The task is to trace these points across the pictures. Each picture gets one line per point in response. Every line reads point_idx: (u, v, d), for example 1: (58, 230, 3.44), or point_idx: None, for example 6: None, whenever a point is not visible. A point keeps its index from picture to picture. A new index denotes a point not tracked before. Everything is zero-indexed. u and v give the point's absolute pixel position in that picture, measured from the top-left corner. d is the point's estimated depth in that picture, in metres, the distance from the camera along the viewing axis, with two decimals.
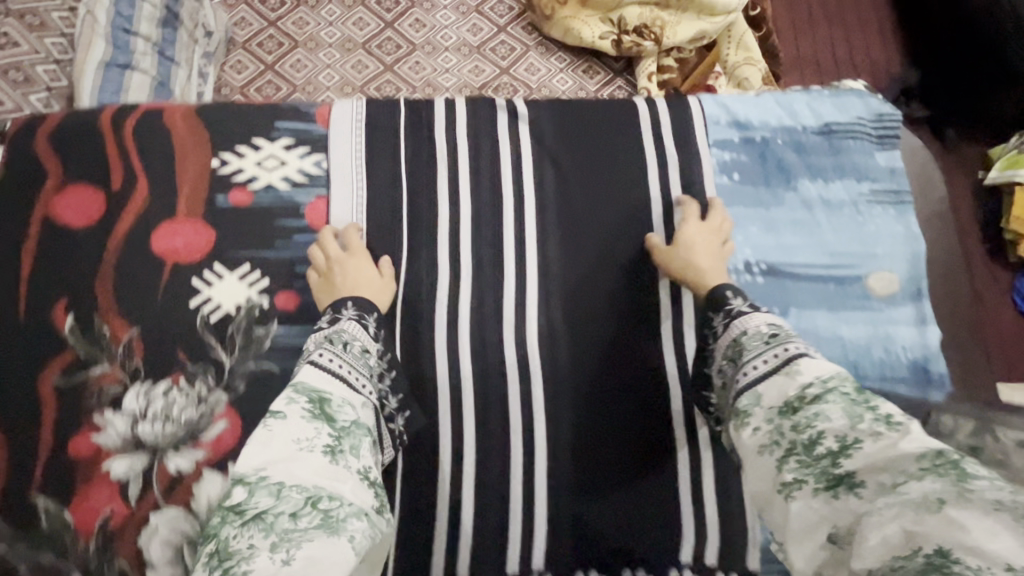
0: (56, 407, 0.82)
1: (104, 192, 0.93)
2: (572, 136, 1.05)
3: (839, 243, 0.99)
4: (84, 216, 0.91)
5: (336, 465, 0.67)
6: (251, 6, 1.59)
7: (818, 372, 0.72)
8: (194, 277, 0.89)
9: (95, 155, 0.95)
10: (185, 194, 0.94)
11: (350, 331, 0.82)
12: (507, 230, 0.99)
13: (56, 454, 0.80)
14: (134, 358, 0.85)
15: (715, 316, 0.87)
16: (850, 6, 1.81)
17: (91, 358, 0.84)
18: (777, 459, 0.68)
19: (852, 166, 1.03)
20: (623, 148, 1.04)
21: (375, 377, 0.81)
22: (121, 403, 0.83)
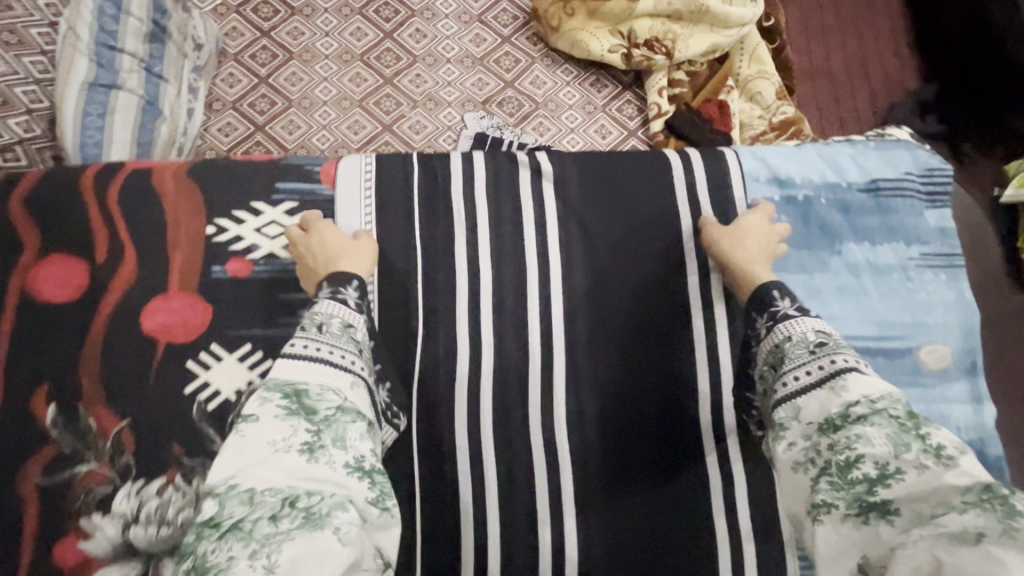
0: (38, 510, 0.76)
1: (87, 264, 0.87)
2: (600, 179, 0.99)
3: (888, 313, 0.95)
4: (66, 291, 0.85)
5: (317, 463, 0.63)
6: (243, 15, 1.51)
7: (865, 391, 0.70)
8: (196, 357, 0.84)
9: (78, 221, 0.89)
10: (178, 266, 0.88)
11: (325, 311, 0.78)
12: (521, 272, 0.95)
13: (40, 562, 0.75)
14: (124, 453, 0.79)
15: (759, 315, 0.84)
16: (865, 14, 1.76)
17: (76, 454, 0.78)
18: (810, 478, 0.69)
19: (901, 226, 0.99)
20: (654, 186, 0.99)
21: (362, 352, 0.79)
22: (109, 505, 0.77)
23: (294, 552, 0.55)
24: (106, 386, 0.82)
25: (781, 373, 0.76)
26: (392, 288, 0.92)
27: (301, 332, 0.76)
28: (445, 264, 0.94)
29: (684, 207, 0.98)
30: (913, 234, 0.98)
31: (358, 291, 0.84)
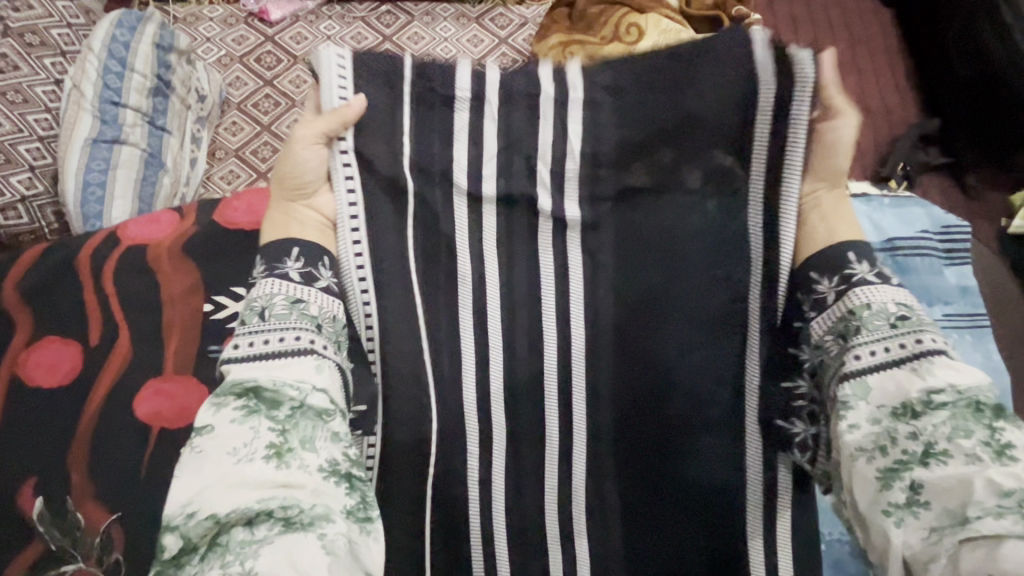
0: None
1: (80, 346, 0.85)
2: (635, 108, 0.69)
3: None
4: (57, 373, 0.84)
5: (284, 468, 0.57)
6: (247, 65, 1.53)
7: (953, 377, 0.59)
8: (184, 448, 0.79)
9: (74, 304, 0.88)
10: (174, 345, 0.86)
11: (263, 290, 0.67)
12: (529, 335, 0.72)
13: None
14: (113, 550, 0.74)
15: (823, 276, 0.66)
16: (863, 51, 1.78)
17: (65, 549, 0.75)
18: (878, 467, 0.59)
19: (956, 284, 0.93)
20: (709, 91, 0.65)
21: (323, 322, 0.67)
22: None
23: (273, 559, 0.53)
24: (105, 450, 0.79)
25: (850, 345, 0.63)
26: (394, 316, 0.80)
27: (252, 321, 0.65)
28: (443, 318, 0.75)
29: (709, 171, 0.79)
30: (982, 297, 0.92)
31: (310, 266, 0.69)
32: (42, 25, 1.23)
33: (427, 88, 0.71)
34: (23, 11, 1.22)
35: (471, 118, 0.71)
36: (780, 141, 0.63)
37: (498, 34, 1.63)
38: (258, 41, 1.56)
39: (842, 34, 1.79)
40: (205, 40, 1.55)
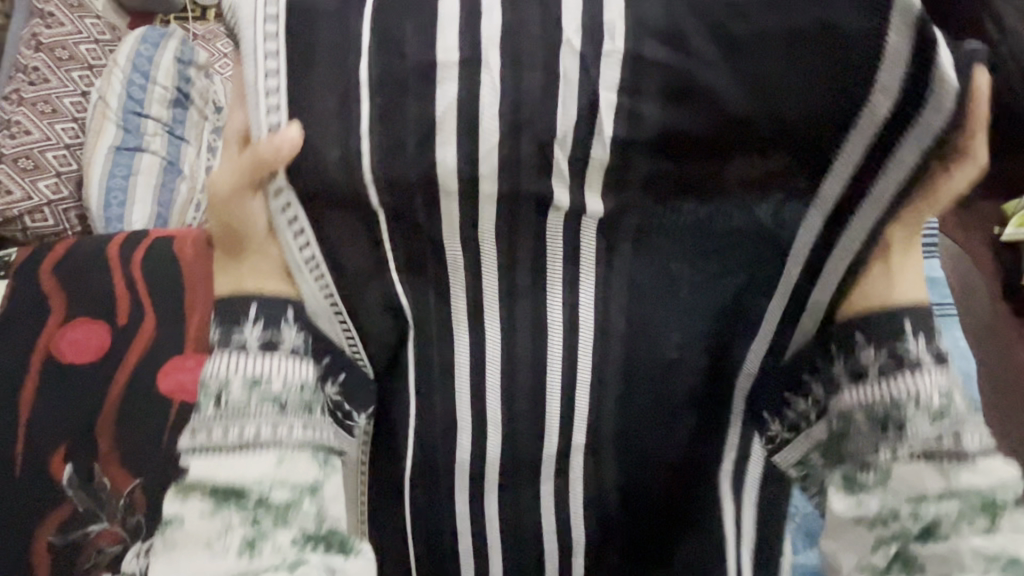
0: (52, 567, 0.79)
1: (109, 325, 0.89)
2: (687, 90, 0.48)
3: None
4: (88, 351, 0.88)
5: (258, 561, 0.49)
6: None
7: (976, 478, 0.49)
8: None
9: (103, 285, 0.92)
10: (194, 327, 0.90)
11: (212, 373, 0.51)
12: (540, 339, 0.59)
13: None
14: (135, 512, 0.81)
15: (869, 344, 0.51)
16: None
17: (90, 514, 0.81)
18: (872, 543, 0.51)
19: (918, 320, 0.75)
20: (799, 74, 0.46)
21: (294, 395, 0.52)
22: (120, 563, 0.79)
23: None
24: (128, 431, 0.84)
25: (887, 433, 0.50)
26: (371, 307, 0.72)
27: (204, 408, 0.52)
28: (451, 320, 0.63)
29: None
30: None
31: (272, 328, 0.52)
32: (71, 40, 1.31)
33: (398, 50, 0.48)
34: (54, 28, 1.30)
35: (462, 89, 0.49)
36: (873, 169, 0.47)
37: None
38: None
39: None
40: (222, 56, 1.62)
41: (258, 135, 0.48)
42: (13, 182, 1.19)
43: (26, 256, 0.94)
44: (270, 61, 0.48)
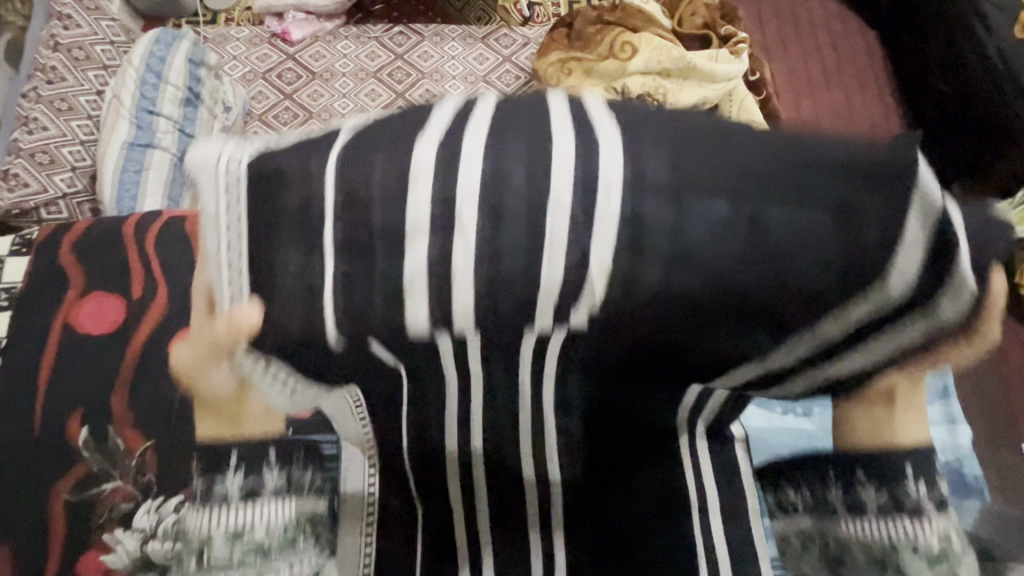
0: (65, 526, 0.79)
1: (125, 298, 0.91)
2: (697, 256, 0.43)
3: None
4: (104, 322, 0.89)
5: None
6: (269, 81, 1.65)
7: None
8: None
9: (120, 262, 0.94)
10: None
11: (194, 525, 0.55)
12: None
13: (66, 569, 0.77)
14: (147, 472, 0.82)
15: (865, 475, 0.54)
16: (849, 68, 1.86)
17: (103, 473, 0.81)
18: None
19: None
20: (819, 242, 0.42)
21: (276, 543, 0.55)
22: (132, 521, 0.79)
23: None
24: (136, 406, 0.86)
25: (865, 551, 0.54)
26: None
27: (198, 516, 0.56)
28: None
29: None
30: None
31: (253, 477, 0.54)
32: (87, 41, 1.36)
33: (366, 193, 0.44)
34: (72, 29, 1.36)
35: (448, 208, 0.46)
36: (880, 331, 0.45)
37: (502, 53, 1.76)
38: (280, 58, 1.70)
39: (829, 57, 1.87)
40: (231, 58, 1.68)
41: (220, 303, 0.46)
42: (28, 174, 1.22)
43: (48, 234, 0.96)
44: (233, 230, 0.45)
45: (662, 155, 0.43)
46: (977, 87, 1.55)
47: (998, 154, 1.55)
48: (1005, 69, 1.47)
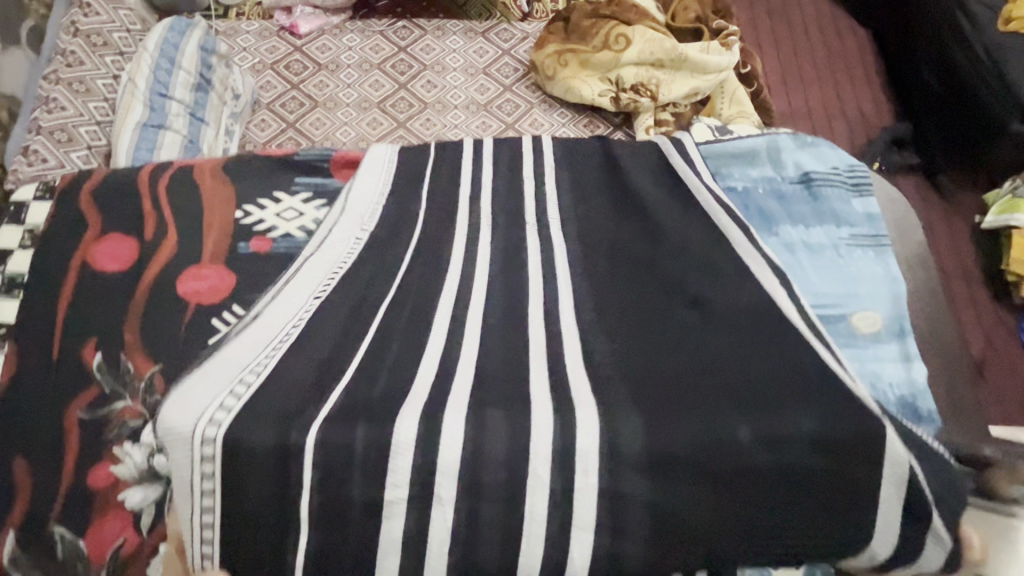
0: (77, 450, 0.59)
1: (132, 215, 0.69)
2: (684, 497, 0.48)
3: (825, 281, 0.68)
4: (117, 243, 0.68)
5: None
6: (277, 72, 1.72)
7: None
8: (216, 317, 0.64)
9: (121, 180, 0.71)
10: (212, 231, 0.68)
11: None
12: (511, 268, 0.67)
13: (33, 510, 0.57)
14: (159, 391, 0.61)
15: None
16: (840, 63, 1.89)
17: (113, 395, 0.61)
18: None
19: (851, 293, 0.68)
20: (794, 487, 0.49)
21: None
22: (140, 438, 0.60)
23: None
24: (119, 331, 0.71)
25: None
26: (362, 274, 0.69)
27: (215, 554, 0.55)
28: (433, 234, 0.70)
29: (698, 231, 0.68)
30: (897, 320, 0.66)
31: None
32: (104, 29, 1.43)
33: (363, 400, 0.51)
34: (91, 17, 1.43)
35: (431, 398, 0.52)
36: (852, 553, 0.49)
37: (502, 47, 1.81)
38: (288, 50, 1.76)
39: (821, 54, 1.90)
40: (241, 49, 1.75)
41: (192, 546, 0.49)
42: (46, 150, 1.27)
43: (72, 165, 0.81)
44: (207, 479, 0.49)
45: (638, 426, 0.50)
46: (964, 78, 1.58)
47: (987, 146, 1.58)
48: (995, 60, 1.50)
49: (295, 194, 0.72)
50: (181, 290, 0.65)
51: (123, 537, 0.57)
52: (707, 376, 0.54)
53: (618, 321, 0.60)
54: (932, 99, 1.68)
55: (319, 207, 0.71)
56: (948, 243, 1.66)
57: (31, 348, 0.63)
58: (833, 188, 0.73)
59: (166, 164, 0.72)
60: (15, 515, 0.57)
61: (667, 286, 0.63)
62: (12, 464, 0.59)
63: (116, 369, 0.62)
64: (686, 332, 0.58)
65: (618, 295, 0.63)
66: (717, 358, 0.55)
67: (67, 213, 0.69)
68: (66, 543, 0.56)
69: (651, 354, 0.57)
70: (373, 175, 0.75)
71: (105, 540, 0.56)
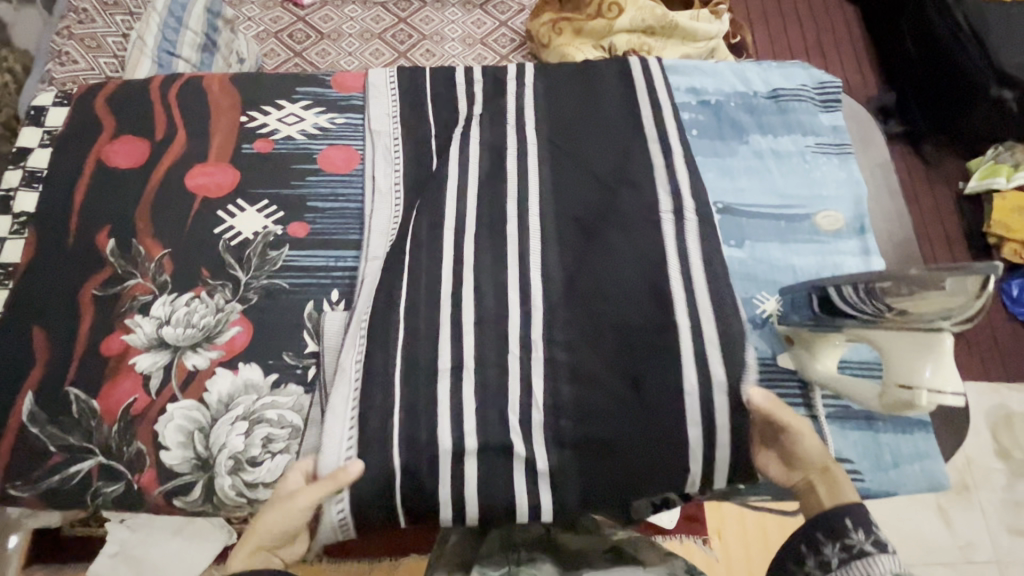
0: (91, 321, 0.64)
1: (142, 119, 0.73)
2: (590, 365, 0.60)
3: (790, 185, 0.73)
4: (129, 144, 0.72)
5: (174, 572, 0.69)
6: (281, 40, 1.78)
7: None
8: (221, 209, 0.69)
9: (133, 89, 0.75)
10: (218, 133, 0.73)
11: (213, 464, 0.59)
12: (498, 163, 0.71)
13: (50, 372, 0.62)
14: (166, 271, 0.66)
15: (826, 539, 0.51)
16: (827, 33, 1.91)
17: (126, 272, 0.66)
18: None
19: (816, 195, 0.72)
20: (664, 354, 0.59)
21: (245, 487, 0.59)
22: (150, 311, 0.64)
23: None
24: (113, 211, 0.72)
25: None
26: (354, 186, 0.72)
27: (215, 418, 0.60)
28: (427, 136, 0.73)
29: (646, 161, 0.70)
30: (858, 219, 0.71)
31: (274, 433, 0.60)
32: None
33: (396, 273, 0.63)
34: None
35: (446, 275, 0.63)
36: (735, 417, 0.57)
37: (499, 18, 1.86)
38: (291, 20, 1.81)
39: (809, 25, 1.92)
40: (246, 19, 1.81)
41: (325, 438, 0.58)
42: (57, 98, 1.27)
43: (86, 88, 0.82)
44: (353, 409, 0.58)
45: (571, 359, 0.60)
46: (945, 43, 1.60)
47: (966, 111, 1.61)
48: (976, 24, 1.52)
49: (296, 101, 0.75)
50: (189, 184, 0.70)
51: (131, 396, 0.61)
52: (655, 329, 0.60)
53: (568, 253, 0.65)
54: (916, 64, 1.71)
55: (319, 113, 0.75)
56: (932, 209, 1.70)
57: (47, 232, 0.68)
58: (801, 102, 0.77)
59: (174, 75, 0.77)
60: (32, 377, 0.62)
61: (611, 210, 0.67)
62: (31, 332, 0.63)
63: (128, 252, 0.67)
64: (607, 253, 0.65)
65: (566, 225, 0.67)
66: (663, 308, 0.61)
67: (85, 117, 0.74)
68: (80, 402, 0.61)
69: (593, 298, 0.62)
70: (379, 87, 0.76)
71: (117, 399, 0.61)
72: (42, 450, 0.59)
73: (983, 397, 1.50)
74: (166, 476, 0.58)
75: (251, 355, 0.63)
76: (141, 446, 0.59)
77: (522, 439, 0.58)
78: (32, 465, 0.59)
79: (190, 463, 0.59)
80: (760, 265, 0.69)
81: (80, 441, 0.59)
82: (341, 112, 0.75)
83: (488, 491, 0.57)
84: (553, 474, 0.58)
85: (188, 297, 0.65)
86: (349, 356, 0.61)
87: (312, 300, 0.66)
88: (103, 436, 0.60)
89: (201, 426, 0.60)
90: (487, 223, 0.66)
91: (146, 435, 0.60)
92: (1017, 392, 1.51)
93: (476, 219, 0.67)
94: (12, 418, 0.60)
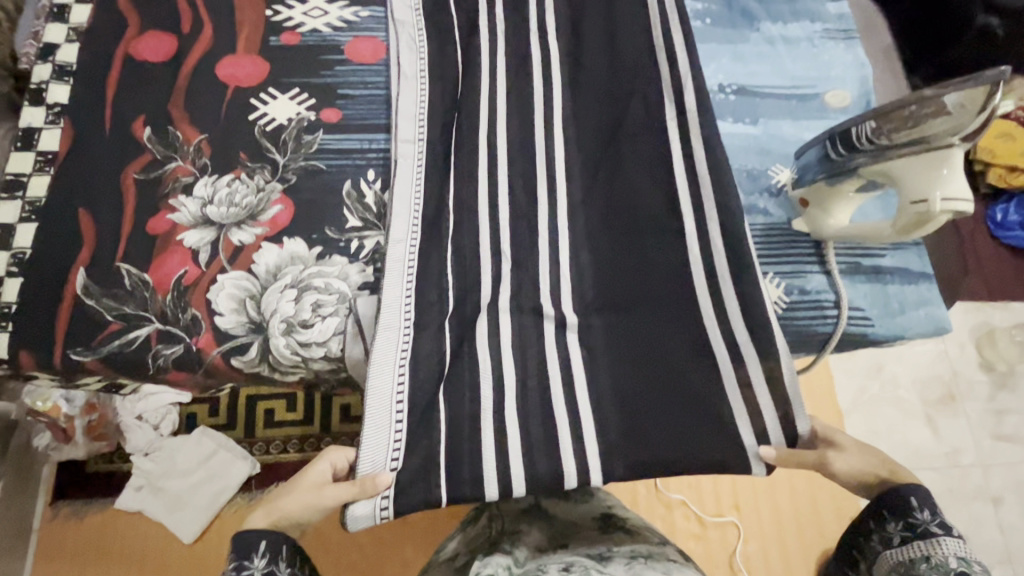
0: (135, 201, 0.66)
1: (170, 16, 0.74)
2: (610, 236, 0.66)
3: (798, 66, 0.76)
4: (159, 39, 0.73)
5: None
6: None
7: (959, 556, 0.49)
8: (253, 97, 0.71)
9: None
10: (244, 26, 0.74)
11: (269, 325, 0.62)
12: (519, 54, 0.74)
13: (100, 248, 0.64)
14: (204, 156, 0.68)
15: (894, 518, 0.54)
16: None
17: (166, 156, 0.68)
18: None
19: (824, 76, 0.76)
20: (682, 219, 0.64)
21: (300, 346, 0.62)
22: (192, 192, 0.66)
23: None
24: (135, 91, 0.71)
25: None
26: (381, 74, 0.74)
27: (265, 286, 0.63)
28: (447, 26, 0.75)
29: (661, 46, 0.73)
30: (863, 95, 0.75)
31: (324, 297, 0.63)
32: None
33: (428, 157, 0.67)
34: None
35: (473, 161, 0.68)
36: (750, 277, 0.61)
37: None
38: None
39: None
40: None
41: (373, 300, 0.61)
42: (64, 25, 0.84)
43: None
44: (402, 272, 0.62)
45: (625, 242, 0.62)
46: None
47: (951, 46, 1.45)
48: None
49: None
50: (220, 74, 0.72)
51: (181, 268, 0.63)
52: (680, 199, 0.65)
53: (586, 137, 0.71)
54: None
55: (343, 7, 0.76)
56: None
57: (84, 122, 0.69)
58: None
59: None
60: (83, 255, 0.64)
61: (626, 94, 0.71)
62: (78, 214, 0.65)
63: (165, 138, 0.68)
64: (624, 139, 0.70)
65: (582, 115, 0.72)
66: (676, 183, 0.66)
67: (109, 14, 0.74)
68: (132, 276, 0.63)
69: (618, 177, 0.68)
70: None
71: (167, 272, 0.63)
72: (99, 321, 0.62)
73: (968, 315, 1.53)
74: (223, 339, 0.62)
75: (295, 231, 0.66)
76: (195, 313, 0.62)
77: (550, 300, 0.63)
78: (90, 334, 0.61)
79: (244, 326, 0.62)
80: (771, 139, 0.73)
81: (136, 309, 0.62)
82: (365, 6, 0.77)
83: (524, 341, 0.61)
84: (581, 326, 0.63)
85: (229, 180, 0.67)
86: (388, 227, 0.63)
87: (349, 179, 0.69)
88: (158, 304, 0.62)
89: (253, 294, 0.63)
90: (514, 112, 0.71)
91: (199, 303, 0.62)
92: (1004, 311, 1.54)
93: (502, 107, 0.71)
94: (67, 291, 0.62)
